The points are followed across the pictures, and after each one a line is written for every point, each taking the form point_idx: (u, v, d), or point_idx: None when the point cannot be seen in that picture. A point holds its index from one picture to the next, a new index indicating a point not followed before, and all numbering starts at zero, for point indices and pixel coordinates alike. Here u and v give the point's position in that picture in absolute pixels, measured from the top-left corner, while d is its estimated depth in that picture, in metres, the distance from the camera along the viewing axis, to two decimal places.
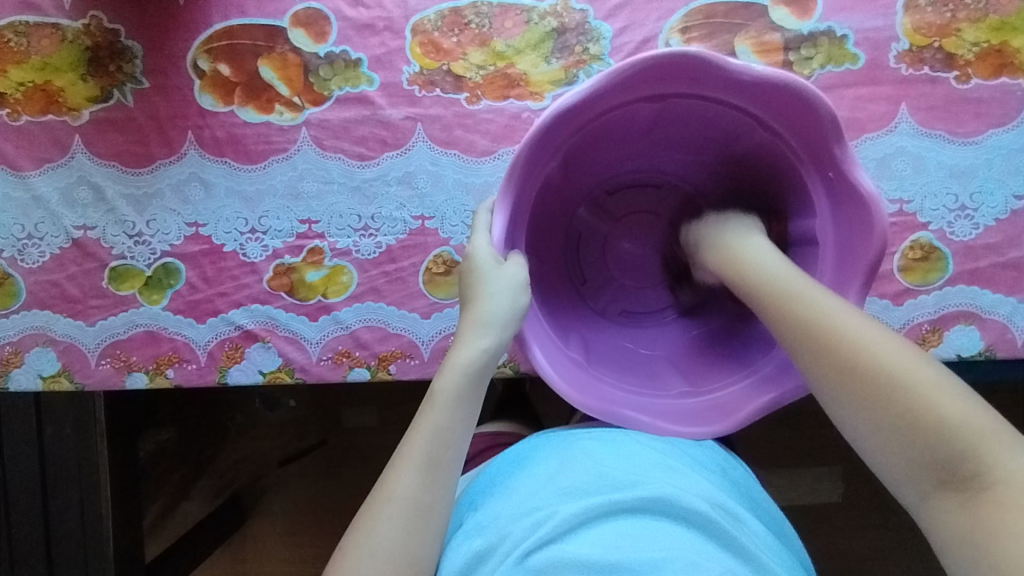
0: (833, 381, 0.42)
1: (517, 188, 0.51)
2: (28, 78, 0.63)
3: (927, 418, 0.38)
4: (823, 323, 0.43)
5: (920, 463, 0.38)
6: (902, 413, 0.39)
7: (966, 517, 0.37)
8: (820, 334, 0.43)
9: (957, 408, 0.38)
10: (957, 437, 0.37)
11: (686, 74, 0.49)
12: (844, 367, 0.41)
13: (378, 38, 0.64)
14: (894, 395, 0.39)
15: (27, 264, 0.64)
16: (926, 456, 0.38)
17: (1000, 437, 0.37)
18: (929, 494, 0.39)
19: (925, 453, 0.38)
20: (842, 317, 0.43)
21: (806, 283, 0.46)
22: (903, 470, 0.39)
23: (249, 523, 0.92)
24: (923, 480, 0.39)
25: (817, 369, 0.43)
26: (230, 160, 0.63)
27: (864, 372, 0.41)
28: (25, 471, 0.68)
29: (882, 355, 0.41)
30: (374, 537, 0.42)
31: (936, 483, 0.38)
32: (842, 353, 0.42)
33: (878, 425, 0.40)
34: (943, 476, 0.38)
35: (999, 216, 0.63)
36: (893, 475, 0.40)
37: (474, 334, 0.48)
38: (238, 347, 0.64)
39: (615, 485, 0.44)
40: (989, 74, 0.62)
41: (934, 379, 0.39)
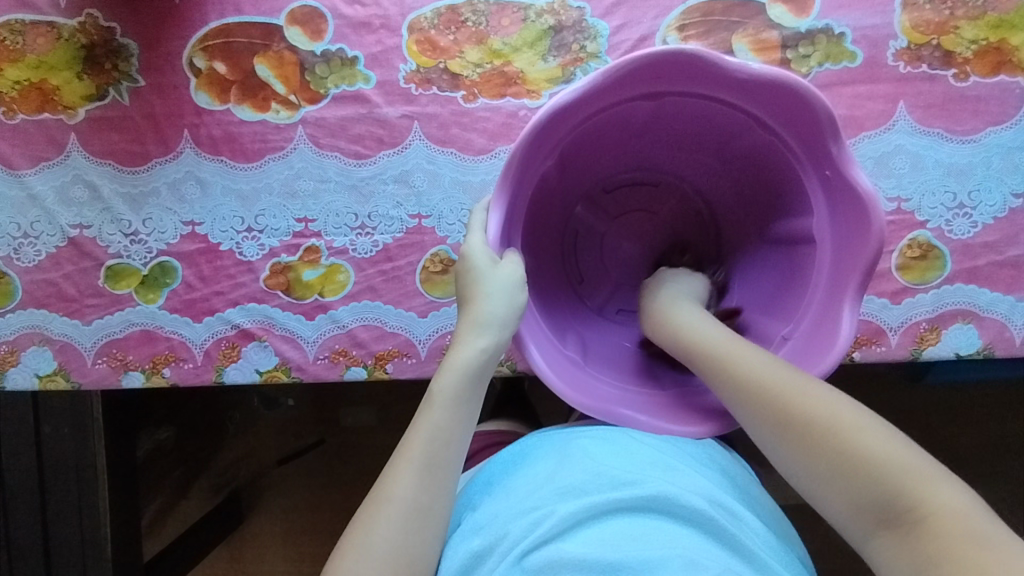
0: (768, 433, 0.44)
1: (514, 186, 0.50)
2: (24, 76, 0.63)
3: (857, 460, 0.40)
4: (751, 381, 0.45)
5: (858, 504, 0.40)
6: (836, 455, 0.41)
7: (907, 553, 0.38)
8: (750, 391, 0.45)
9: (883, 449, 0.40)
10: (886, 475, 0.39)
11: (683, 72, 0.49)
12: (776, 420, 0.44)
13: (374, 36, 0.63)
14: (825, 443, 0.41)
15: (23, 263, 0.64)
16: (865, 494, 0.40)
17: (927, 473, 0.39)
18: (870, 534, 0.40)
19: (860, 493, 0.40)
20: (768, 371, 0.45)
21: (734, 342, 0.48)
22: (846, 508, 0.40)
23: (248, 522, 0.92)
24: (863, 519, 0.40)
25: (750, 424, 0.45)
26: (226, 158, 0.63)
27: (795, 420, 0.43)
28: (23, 470, 0.68)
29: (808, 404, 0.43)
30: (373, 537, 0.42)
31: (877, 521, 0.39)
32: (771, 405, 0.44)
33: (814, 468, 0.42)
34: (880, 513, 0.39)
35: (997, 215, 0.62)
36: (838, 514, 0.41)
37: (472, 334, 0.48)
38: (234, 345, 0.63)
39: (613, 484, 0.44)
40: (988, 72, 0.62)
41: (860, 422, 0.41)
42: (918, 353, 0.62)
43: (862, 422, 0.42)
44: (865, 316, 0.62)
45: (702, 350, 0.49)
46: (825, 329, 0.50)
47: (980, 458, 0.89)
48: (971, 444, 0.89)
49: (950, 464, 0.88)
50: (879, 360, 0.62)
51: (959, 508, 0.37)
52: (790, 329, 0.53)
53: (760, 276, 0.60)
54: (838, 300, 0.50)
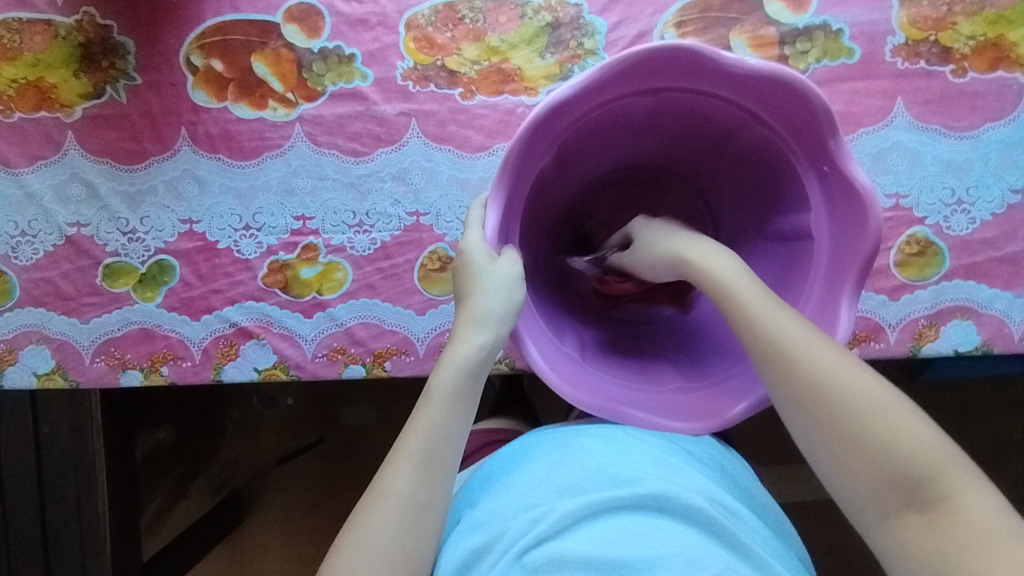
0: (801, 402, 0.41)
1: (511, 182, 0.50)
2: (21, 75, 0.63)
3: (903, 442, 0.38)
4: (795, 344, 0.42)
5: (891, 485, 0.38)
6: (876, 433, 0.39)
7: (935, 539, 0.37)
8: (792, 354, 0.42)
9: (926, 435, 0.39)
10: (929, 461, 0.38)
11: (680, 68, 0.48)
12: (815, 388, 0.41)
13: (372, 34, 0.63)
14: (869, 420, 0.39)
15: (20, 262, 0.64)
16: (897, 477, 0.38)
17: (958, 464, 0.38)
18: (893, 517, 0.38)
19: (895, 476, 0.38)
20: (812, 337, 0.42)
21: (775, 302, 0.45)
22: (870, 490, 0.39)
23: (247, 522, 0.91)
24: (890, 500, 0.38)
25: (783, 389, 0.42)
26: (223, 156, 0.63)
27: (837, 390, 0.40)
28: (22, 469, 0.68)
29: (855, 378, 0.41)
30: (370, 534, 0.42)
31: (903, 505, 0.38)
32: (814, 372, 0.41)
33: (847, 444, 0.40)
34: (913, 498, 0.38)
35: (995, 211, 0.62)
36: (856, 496, 0.40)
37: (471, 330, 0.48)
38: (232, 343, 0.63)
39: (613, 482, 0.44)
40: (985, 68, 0.62)
41: (902, 404, 0.40)
42: (916, 350, 0.62)
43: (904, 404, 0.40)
44: (864, 312, 0.62)
45: (740, 303, 0.45)
46: (822, 324, 0.50)
47: (980, 455, 0.89)
48: (970, 441, 0.89)
49: None
50: (877, 357, 0.62)
51: (995, 505, 0.37)
52: None
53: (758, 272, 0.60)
54: (836, 297, 0.50)
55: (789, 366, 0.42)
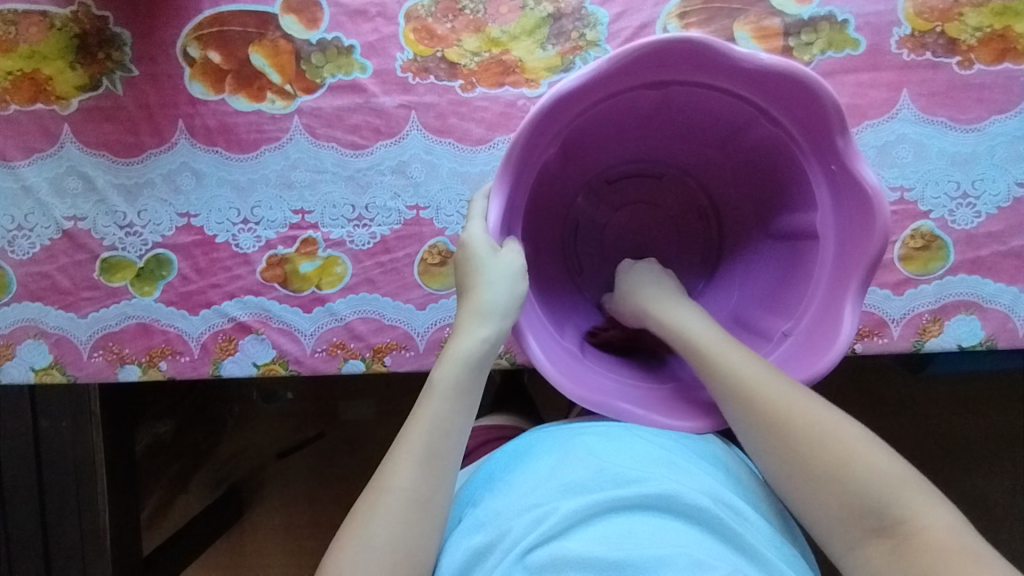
0: (762, 436, 0.45)
1: (515, 174, 0.50)
2: (16, 67, 0.62)
3: (857, 468, 0.41)
4: (749, 383, 0.46)
5: (850, 513, 0.41)
6: (834, 465, 0.42)
7: (897, 562, 0.39)
8: (748, 392, 0.46)
9: (879, 461, 0.41)
10: (883, 486, 0.40)
11: (689, 61, 0.48)
12: (773, 423, 0.45)
13: (371, 25, 0.63)
14: (822, 450, 0.43)
15: (17, 256, 0.63)
16: (859, 505, 0.41)
17: (919, 490, 0.40)
18: (857, 543, 0.41)
19: (853, 501, 0.41)
20: (770, 379, 0.46)
21: (731, 343, 0.49)
22: (836, 519, 0.41)
23: (247, 516, 0.91)
24: (854, 527, 0.41)
25: (744, 426, 0.46)
26: (221, 149, 0.62)
27: (796, 428, 0.44)
28: (20, 463, 0.67)
29: (808, 413, 0.44)
30: (373, 529, 0.41)
31: (867, 531, 0.40)
32: (769, 408, 0.45)
33: (811, 477, 0.42)
34: (873, 524, 0.40)
35: (1001, 204, 0.62)
36: (826, 525, 0.42)
37: (473, 323, 0.47)
38: (231, 338, 0.63)
39: (617, 481, 0.43)
40: (992, 60, 0.61)
41: (857, 434, 0.43)
42: (921, 344, 0.62)
43: (858, 435, 0.43)
44: (867, 308, 0.62)
45: (700, 348, 0.49)
46: (827, 324, 0.50)
47: (982, 450, 0.88)
48: (973, 436, 0.88)
49: (951, 455, 0.88)
50: (880, 352, 0.62)
51: (949, 523, 0.39)
52: (791, 324, 0.53)
53: (761, 271, 0.59)
54: (840, 296, 0.50)
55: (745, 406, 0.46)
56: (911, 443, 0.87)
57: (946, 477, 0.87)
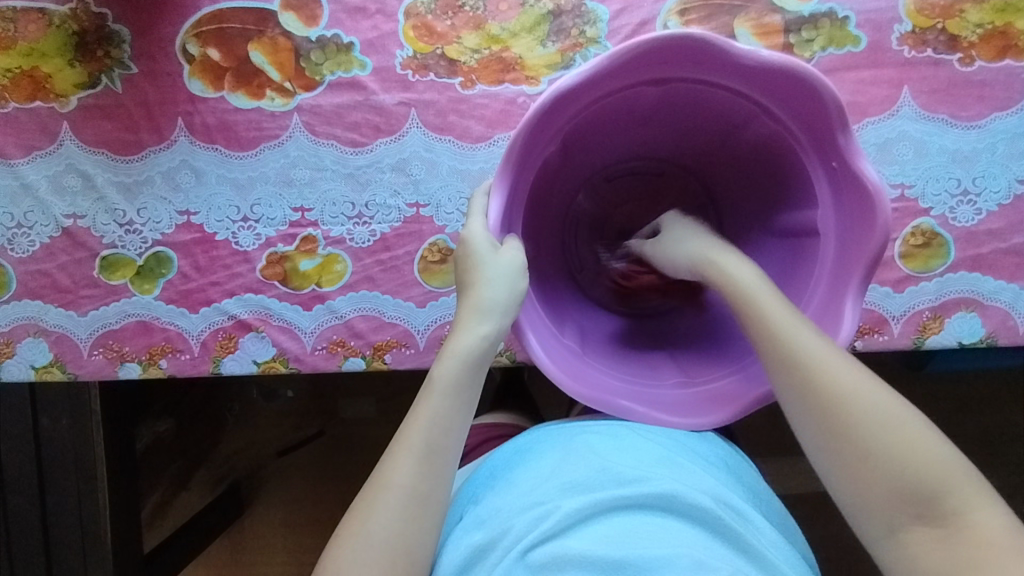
0: (818, 410, 0.43)
1: (516, 171, 0.50)
2: (15, 64, 0.62)
3: (916, 454, 0.41)
4: (811, 354, 0.44)
5: (903, 498, 0.40)
6: (893, 449, 0.41)
7: (947, 552, 0.39)
8: (811, 362, 0.44)
9: (937, 450, 0.41)
10: (940, 475, 0.40)
11: (689, 58, 0.48)
12: (833, 398, 0.43)
13: (370, 22, 0.62)
14: (886, 432, 0.42)
15: (16, 254, 0.63)
16: (913, 492, 0.40)
17: (972, 484, 0.40)
18: (903, 528, 0.40)
19: (907, 487, 0.40)
20: (833, 353, 0.45)
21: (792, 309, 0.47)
22: (883, 503, 0.41)
23: (248, 513, 0.91)
24: (901, 513, 0.40)
25: (800, 396, 0.44)
26: (221, 147, 0.62)
27: (855, 406, 0.43)
28: (21, 461, 0.68)
29: (872, 391, 0.43)
30: (372, 526, 0.41)
31: (915, 518, 0.40)
32: (833, 382, 0.43)
33: (866, 457, 0.42)
34: (924, 512, 0.40)
35: (1001, 202, 0.62)
36: (868, 508, 0.41)
37: (473, 320, 0.47)
38: (231, 336, 0.63)
39: (618, 481, 0.43)
40: (993, 57, 0.61)
41: (916, 418, 0.42)
42: (921, 342, 0.62)
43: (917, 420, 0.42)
44: (867, 305, 0.62)
45: (759, 308, 0.47)
46: (827, 322, 0.50)
47: (981, 447, 0.88)
48: (972, 432, 0.88)
49: None
50: (880, 350, 0.62)
51: (999, 518, 0.39)
52: None
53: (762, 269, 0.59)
54: (840, 293, 0.50)
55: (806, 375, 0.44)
56: None
57: None
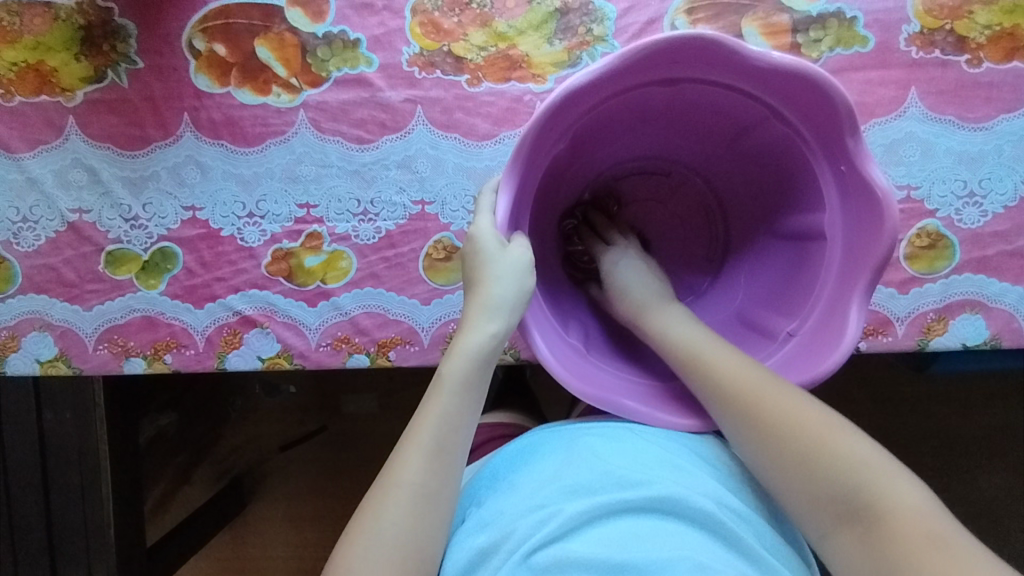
0: (741, 427, 0.46)
1: (525, 168, 0.50)
2: (20, 58, 0.62)
3: (824, 453, 0.42)
4: (725, 372, 0.48)
5: (823, 501, 0.42)
6: (803, 454, 0.43)
7: (866, 548, 0.40)
8: (727, 384, 0.47)
9: (850, 447, 0.42)
10: (851, 470, 0.41)
11: (700, 58, 0.48)
12: (750, 416, 0.46)
13: (377, 18, 0.62)
14: (793, 438, 0.44)
15: (22, 248, 0.63)
16: (833, 492, 0.42)
17: (886, 473, 0.41)
18: (831, 530, 0.42)
19: (826, 489, 0.42)
20: (742, 366, 0.48)
21: (716, 340, 0.50)
22: (809, 504, 0.43)
23: (250, 507, 0.91)
24: (826, 514, 0.42)
25: (725, 416, 0.47)
26: (226, 142, 0.62)
27: (763, 417, 0.45)
28: (25, 453, 0.68)
29: (782, 403, 0.45)
30: (382, 522, 0.41)
31: (836, 518, 0.42)
32: (749, 399, 0.46)
33: (781, 464, 0.44)
34: (844, 511, 0.41)
35: (1008, 204, 0.62)
36: (800, 510, 0.43)
37: (482, 317, 0.47)
38: (236, 332, 0.63)
39: (621, 484, 0.44)
40: (1001, 58, 0.61)
41: (827, 417, 0.44)
42: (924, 343, 0.62)
43: (837, 426, 0.44)
44: (872, 306, 0.62)
45: (682, 346, 0.51)
46: (832, 325, 0.50)
47: (981, 449, 0.88)
48: (972, 432, 0.89)
49: (952, 453, 0.88)
50: (884, 351, 0.62)
51: (915, 502, 0.40)
52: (795, 325, 0.53)
53: (768, 270, 0.59)
54: (848, 296, 0.50)
55: (724, 399, 0.47)
56: (911, 440, 0.88)
57: (946, 473, 0.88)
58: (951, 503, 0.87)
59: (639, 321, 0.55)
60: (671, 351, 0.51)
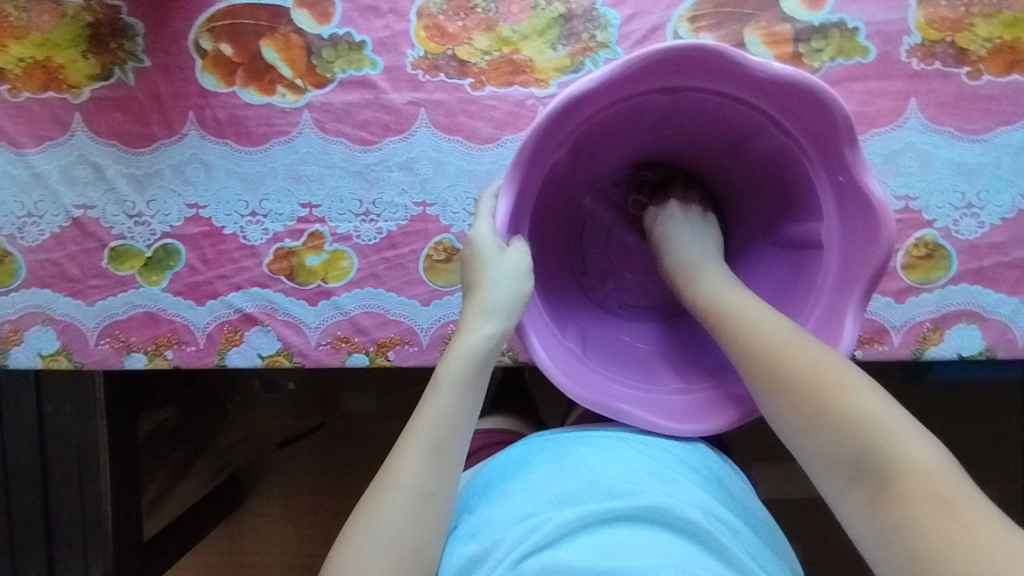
0: (767, 389, 0.47)
1: (526, 172, 0.50)
2: (28, 54, 0.63)
3: (841, 410, 0.42)
4: (758, 328, 0.48)
5: (839, 459, 0.42)
6: (822, 411, 0.43)
7: (876, 508, 0.39)
8: (758, 341, 0.48)
9: (869, 403, 0.42)
10: (864, 427, 0.41)
11: (701, 68, 0.48)
12: (777, 376, 0.46)
13: (382, 21, 0.63)
14: (813, 392, 0.44)
15: (26, 243, 0.63)
16: (847, 450, 0.41)
17: (901, 431, 0.40)
18: (846, 490, 0.41)
19: (842, 450, 0.42)
20: (778, 322, 0.48)
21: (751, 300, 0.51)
22: (825, 463, 0.43)
23: (247, 502, 0.92)
24: (840, 475, 0.42)
25: (752, 372, 0.48)
26: (231, 141, 0.63)
27: (788, 374, 0.45)
28: (25, 444, 0.69)
29: (809, 361, 0.45)
30: (375, 524, 0.42)
31: (851, 477, 0.41)
32: (777, 356, 0.46)
33: (801, 421, 0.44)
34: (858, 470, 0.41)
35: (1005, 216, 0.62)
36: (819, 470, 0.43)
37: (480, 320, 0.48)
38: (236, 329, 0.63)
39: (609, 493, 0.44)
40: (1001, 71, 0.62)
41: (851, 373, 0.44)
42: (921, 352, 0.62)
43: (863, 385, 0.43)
44: (868, 315, 0.62)
45: (717, 304, 0.51)
46: (827, 334, 0.51)
47: (975, 459, 0.89)
48: (966, 441, 0.89)
49: None
50: (880, 359, 0.62)
51: (931, 466, 0.39)
52: None
53: (764, 276, 0.60)
54: (842, 306, 0.50)
55: (753, 359, 0.48)
56: None
57: None
58: None
59: (682, 278, 0.56)
60: (709, 310, 0.52)
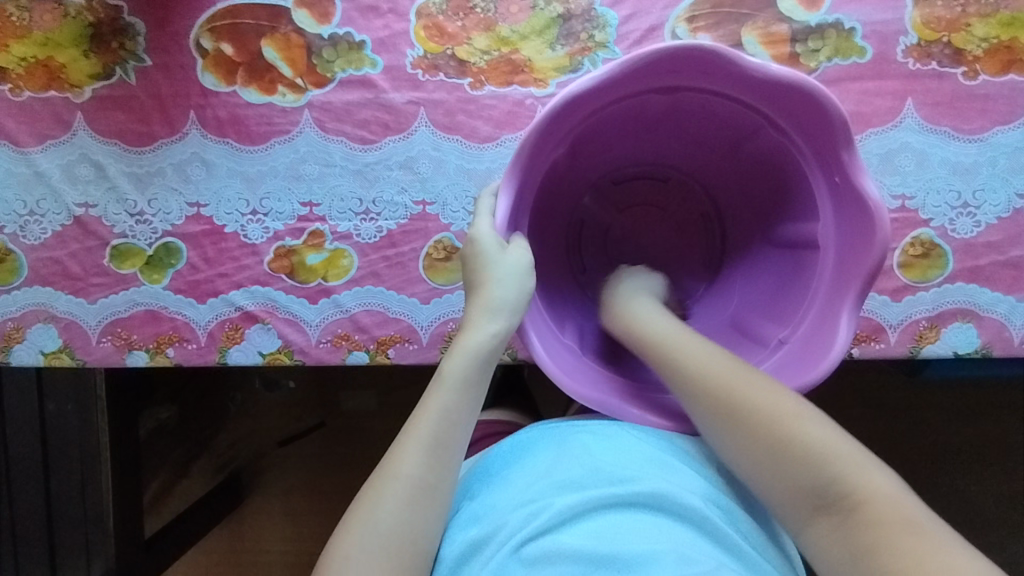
0: (717, 425, 0.46)
1: (525, 170, 0.51)
2: (30, 54, 0.63)
3: (798, 444, 0.42)
4: (698, 363, 0.48)
5: (800, 491, 0.42)
6: (775, 446, 0.43)
7: (842, 539, 0.40)
8: (704, 377, 0.47)
9: (822, 436, 0.42)
10: (824, 459, 0.42)
11: (699, 68, 0.48)
12: (728, 414, 0.46)
13: (382, 20, 0.63)
14: (764, 428, 0.44)
15: (28, 241, 0.64)
16: (807, 483, 0.42)
17: (859, 462, 0.41)
18: (809, 521, 0.42)
19: (805, 480, 0.42)
20: (715, 356, 0.48)
21: (688, 334, 0.51)
22: (785, 497, 0.43)
23: (248, 500, 0.92)
24: (802, 507, 0.42)
25: (692, 403, 0.48)
26: (232, 140, 0.63)
27: (732, 408, 0.45)
28: (27, 442, 0.69)
29: (760, 395, 0.45)
30: (380, 512, 0.42)
31: (812, 509, 0.41)
32: (719, 390, 0.46)
33: (752, 456, 0.44)
34: (820, 502, 0.41)
35: (1001, 215, 0.62)
36: (778, 503, 0.43)
37: (484, 317, 0.48)
38: (238, 327, 0.64)
39: (610, 479, 0.45)
40: (997, 71, 0.62)
41: (796, 406, 0.44)
42: (916, 351, 0.62)
43: (812, 419, 0.43)
44: (865, 313, 0.63)
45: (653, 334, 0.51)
46: (824, 332, 0.51)
47: (973, 458, 0.89)
48: (964, 439, 0.90)
49: (943, 461, 0.89)
50: (877, 357, 0.63)
51: (896, 496, 0.40)
52: (787, 333, 0.54)
53: (762, 278, 0.61)
54: (838, 305, 0.51)
55: (700, 397, 0.47)
56: (904, 447, 0.89)
57: (937, 480, 0.89)
58: (941, 511, 0.88)
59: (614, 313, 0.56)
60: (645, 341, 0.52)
